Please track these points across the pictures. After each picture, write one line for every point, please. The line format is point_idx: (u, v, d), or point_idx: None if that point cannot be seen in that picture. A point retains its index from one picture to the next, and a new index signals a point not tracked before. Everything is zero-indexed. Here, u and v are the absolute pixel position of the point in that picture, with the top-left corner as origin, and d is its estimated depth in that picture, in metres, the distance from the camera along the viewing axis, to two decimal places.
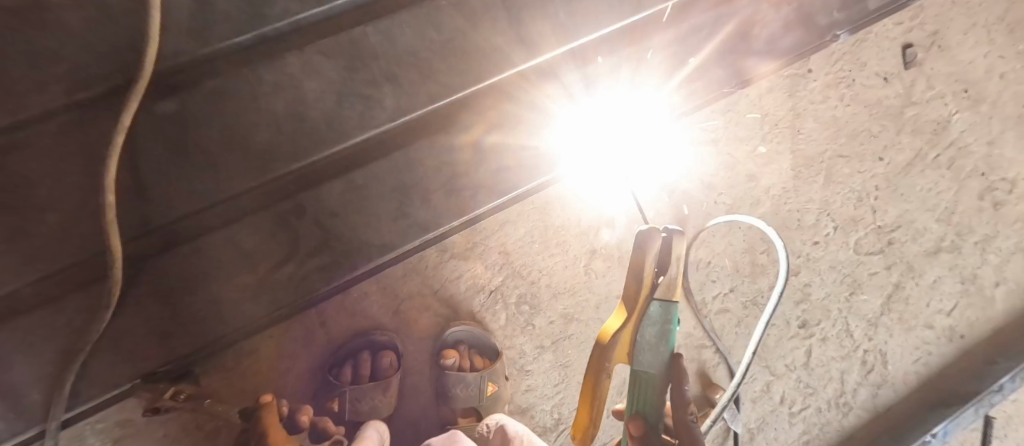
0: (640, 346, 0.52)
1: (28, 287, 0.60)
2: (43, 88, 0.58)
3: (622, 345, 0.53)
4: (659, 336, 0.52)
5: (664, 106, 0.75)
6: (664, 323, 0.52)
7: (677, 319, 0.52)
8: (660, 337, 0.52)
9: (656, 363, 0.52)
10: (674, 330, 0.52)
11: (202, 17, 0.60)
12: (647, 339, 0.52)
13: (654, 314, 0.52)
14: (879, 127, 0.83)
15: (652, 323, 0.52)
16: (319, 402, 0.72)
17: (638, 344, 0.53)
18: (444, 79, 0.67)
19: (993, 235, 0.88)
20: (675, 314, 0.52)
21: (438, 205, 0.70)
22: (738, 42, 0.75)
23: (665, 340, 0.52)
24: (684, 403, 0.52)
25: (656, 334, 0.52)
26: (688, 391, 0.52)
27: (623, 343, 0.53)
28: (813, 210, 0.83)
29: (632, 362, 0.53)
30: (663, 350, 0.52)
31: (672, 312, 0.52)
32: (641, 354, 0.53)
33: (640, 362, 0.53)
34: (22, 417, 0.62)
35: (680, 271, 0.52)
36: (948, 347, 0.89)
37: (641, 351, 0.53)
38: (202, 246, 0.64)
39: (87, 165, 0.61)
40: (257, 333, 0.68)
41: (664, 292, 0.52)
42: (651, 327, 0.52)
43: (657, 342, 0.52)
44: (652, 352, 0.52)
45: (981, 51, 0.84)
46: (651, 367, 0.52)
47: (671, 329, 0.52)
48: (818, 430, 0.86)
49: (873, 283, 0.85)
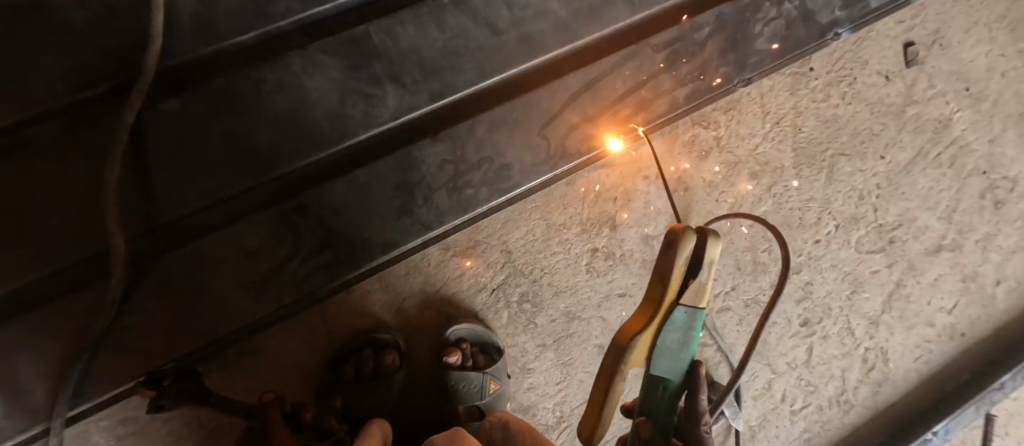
0: (660, 350, 0.51)
1: (31, 286, 0.60)
2: (44, 87, 0.58)
3: (642, 348, 0.52)
4: (680, 342, 0.51)
5: (665, 103, 0.75)
6: (687, 329, 0.51)
7: (699, 325, 0.51)
8: (682, 343, 0.51)
9: (673, 369, 0.52)
10: (696, 337, 0.51)
11: (204, 15, 0.60)
12: (668, 344, 0.51)
13: (678, 320, 0.51)
14: (880, 125, 0.84)
15: (674, 328, 0.51)
16: (322, 400, 0.72)
17: (658, 348, 0.51)
18: (447, 77, 0.67)
19: (994, 233, 0.88)
20: (698, 320, 0.51)
21: (439, 203, 0.70)
22: (737, 39, 0.74)
23: (686, 345, 0.51)
24: (699, 413, 0.50)
25: (678, 339, 0.51)
26: (705, 401, 0.51)
27: (644, 348, 0.52)
28: (814, 208, 0.83)
29: (650, 367, 0.52)
30: (682, 355, 0.51)
31: (695, 318, 0.51)
32: (659, 358, 0.51)
33: (658, 365, 0.52)
34: (28, 413, 0.63)
35: (709, 277, 0.50)
36: (949, 345, 0.89)
37: (661, 355, 0.51)
38: (204, 245, 0.64)
39: (92, 164, 0.61)
40: (262, 329, 0.70)
41: (691, 297, 0.50)
42: (673, 332, 0.51)
43: (676, 348, 0.51)
44: (671, 356, 0.51)
45: (983, 49, 0.85)
46: (667, 371, 0.52)
47: (691, 335, 0.51)
48: (818, 428, 0.86)
49: (874, 281, 0.86)
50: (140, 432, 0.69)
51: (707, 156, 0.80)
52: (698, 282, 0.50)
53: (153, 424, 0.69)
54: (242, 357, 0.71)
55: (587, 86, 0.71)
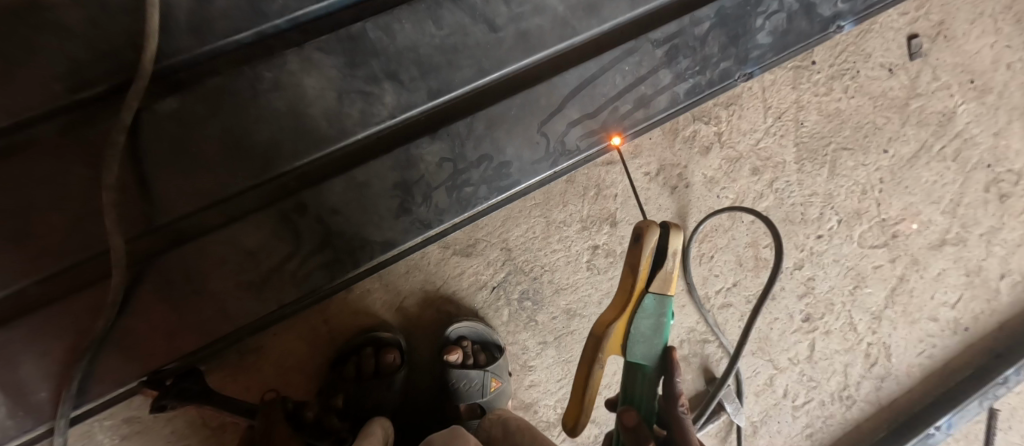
0: (634, 337, 0.51)
1: (36, 285, 0.61)
2: (44, 87, 0.58)
3: (616, 337, 0.52)
4: (652, 329, 0.51)
5: (666, 99, 0.74)
6: (658, 316, 0.51)
7: (669, 312, 0.52)
8: (655, 330, 0.51)
9: (648, 355, 0.52)
10: (667, 323, 0.52)
11: (201, 14, 0.60)
12: (642, 331, 0.51)
13: (648, 307, 0.51)
14: (883, 118, 0.83)
15: (646, 316, 0.51)
16: (323, 399, 0.72)
17: (631, 335, 0.52)
18: (445, 74, 0.67)
19: (999, 227, 0.87)
20: (667, 307, 0.51)
21: (439, 201, 0.70)
22: (737, 34, 0.74)
23: (658, 331, 0.51)
24: (676, 394, 0.49)
25: (650, 326, 0.51)
26: (682, 384, 0.50)
27: (619, 336, 0.52)
28: (817, 203, 0.82)
29: (626, 354, 0.52)
30: (655, 341, 0.52)
31: (664, 305, 0.51)
32: (634, 346, 0.52)
33: (633, 353, 0.52)
34: (31, 415, 0.62)
35: (675, 266, 0.50)
36: (953, 339, 0.88)
37: (636, 343, 0.51)
38: (204, 244, 0.64)
39: (91, 164, 0.61)
40: (263, 329, 0.69)
41: (660, 285, 0.51)
42: (646, 319, 0.51)
43: (650, 334, 0.51)
44: (645, 343, 0.51)
45: (988, 40, 0.83)
46: (643, 357, 0.52)
47: (663, 321, 0.51)
48: (821, 423, 0.86)
49: (877, 276, 0.85)
50: (145, 432, 0.69)
51: (708, 151, 0.79)
52: (665, 270, 0.50)
53: (158, 423, 0.69)
54: (243, 357, 0.70)
55: (587, 81, 0.70)
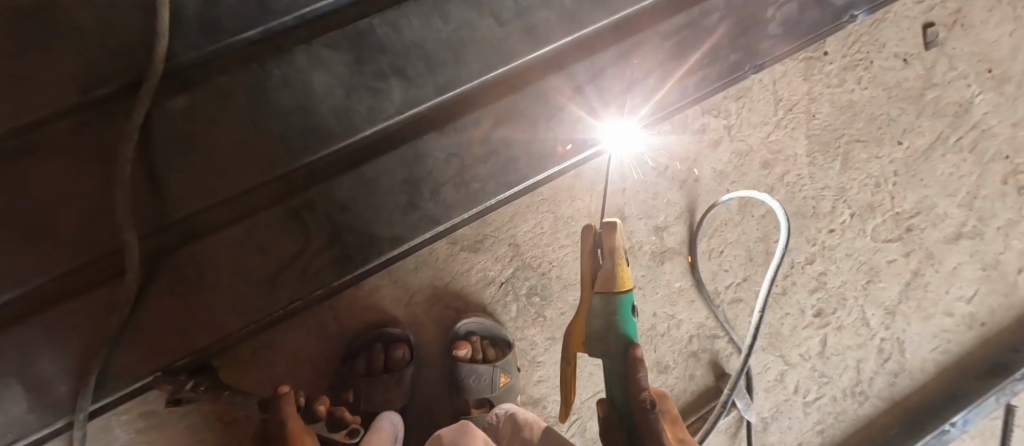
0: (589, 333, 0.58)
1: (52, 283, 0.62)
2: (58, 86, 0.59)
3: (577, 333, 0.61)
4: (605, 327, 0.56)
5: (675, 92, 0.73)
6: (610, 313, 0.56)
7: (623, 308, 0.56)
8: (609, 327, 0.56)
9: (610, 349, 0.56)
10: (623, 322, 0.56)
11: (210, 12, 0.61)
12: (599, 327, 0.57)
13: (597, 307, 0.56)
14: (898, 110, 0.81)
15: (597, 315, 0.56)
16: (336, 394, 0.73)
17: (605, 333, 0.56)
18: (452, 69, 0.67)
19: (1018, 220, 0.86)
20: (620, 303, 0.56)
21: (447, 197, 0.69)
22: (748, 24, 0.72)
23: (611, 328, 0.56)
24: (638, 387, 0.53)
25: (603, 325, 0.56)
26: (644, 379, 0.53)
27: (578, 334, 0.61)
28: (829, 197, 0.81)
29: (602, 351, 0.57)
30: (611, 335, 0.56)
31: (613, 302, 0.55)
32: (604, 343, 0.57)
33: (618, 347, 0.56)
34: (51, 408, 0.63)
35: (612, 264, 0.56)
36: (969, 334, 0.87)
37: (604, 337, 0.57)
38: (216, 242, 0.65)
39: (103, 162, 0.61)
40: (274, 324, 0.70)
41: (604, 285, 0.56)
42: (597, 318, 0.57)
43: (606, 333, 0.56)
44: (601, 341, 0.57)
45: (1007, 28, 0.82)
46: (605, 353, 0.57)
47: (617, 319, 0.56)
48: (833, 419, 0.85)
49: (891, 271, 0.84)
50: (160, 425, 0.69)
51: (718, 144, 0.78)
52: (605, 271, 0.56)
53: (173, 417, 0.70)
54: (256, 352, 0.71)
55: (593, 76, 0.70)
